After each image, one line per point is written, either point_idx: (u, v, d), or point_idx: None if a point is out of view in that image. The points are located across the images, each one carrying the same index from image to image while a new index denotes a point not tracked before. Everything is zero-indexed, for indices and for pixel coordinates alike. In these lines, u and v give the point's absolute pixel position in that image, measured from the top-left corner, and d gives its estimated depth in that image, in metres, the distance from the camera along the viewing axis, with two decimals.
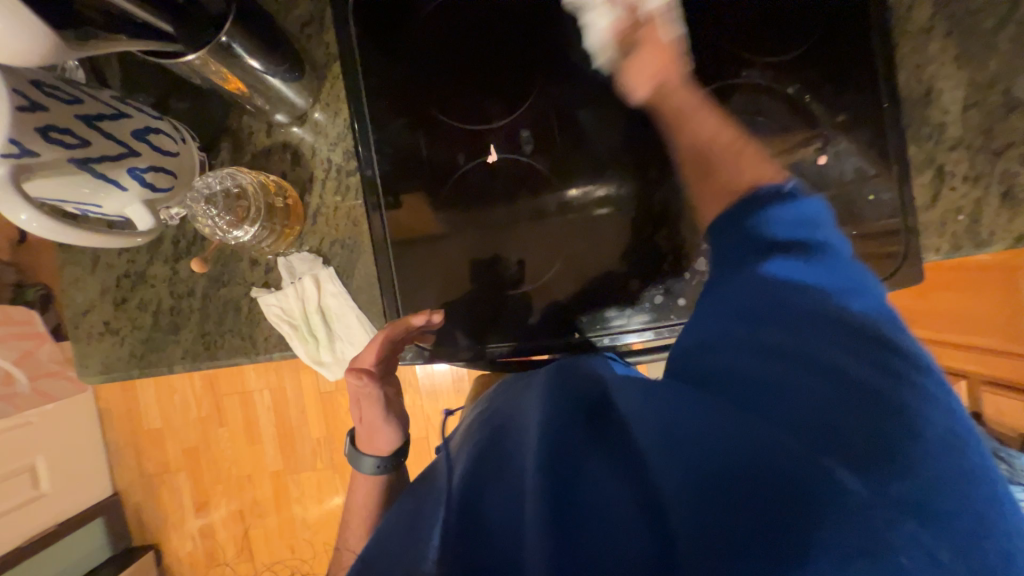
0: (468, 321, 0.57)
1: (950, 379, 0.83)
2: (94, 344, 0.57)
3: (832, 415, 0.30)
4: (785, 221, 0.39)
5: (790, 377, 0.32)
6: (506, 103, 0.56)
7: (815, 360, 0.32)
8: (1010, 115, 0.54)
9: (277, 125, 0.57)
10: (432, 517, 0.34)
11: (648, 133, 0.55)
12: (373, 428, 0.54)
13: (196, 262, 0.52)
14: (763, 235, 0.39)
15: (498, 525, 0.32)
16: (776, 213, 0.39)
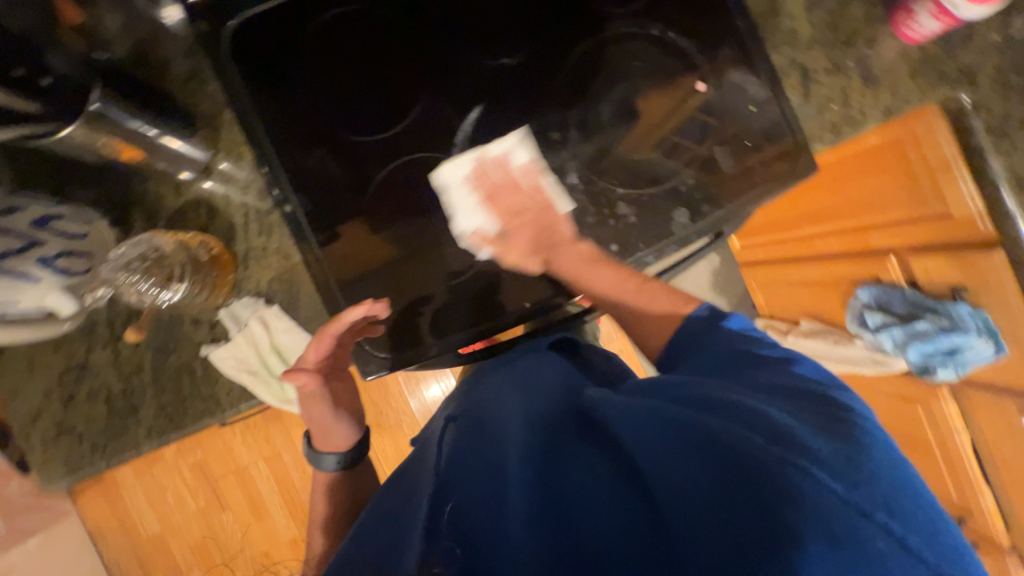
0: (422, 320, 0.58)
1: (882, 257, 0.88)
2: (50, 447, 0.55)
3: (783, 429, 0.37)
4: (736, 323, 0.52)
5: (745, 408, 0.40)
6: (401, 107, 0.58)
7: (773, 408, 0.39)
8: (845, 9, 0.61)
9: (185, 185, 0.57)
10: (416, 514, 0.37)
11: (540, 103, 0.59)
12: (324, 425, 0.58)
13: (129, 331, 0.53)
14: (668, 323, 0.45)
15: (483, 525, 0.36)
16: (724, 320, 0.53)
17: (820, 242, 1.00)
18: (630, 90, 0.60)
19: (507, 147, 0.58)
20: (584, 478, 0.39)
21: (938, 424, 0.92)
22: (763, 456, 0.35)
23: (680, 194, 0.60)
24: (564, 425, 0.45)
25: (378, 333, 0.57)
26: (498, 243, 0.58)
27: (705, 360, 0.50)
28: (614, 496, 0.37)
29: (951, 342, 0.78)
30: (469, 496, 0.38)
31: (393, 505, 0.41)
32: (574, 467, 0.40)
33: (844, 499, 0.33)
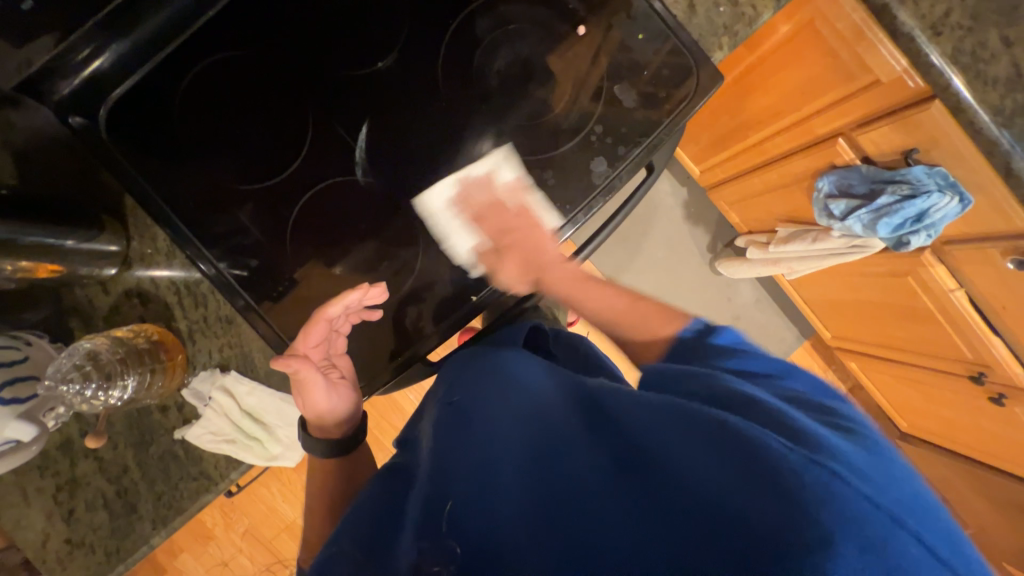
0: (377, 343, 0.59)
1: (830, 143, 0.86)
2: (68, 565, 0.57)
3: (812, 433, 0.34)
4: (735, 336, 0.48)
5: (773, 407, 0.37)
6: (293, 142, 0.57)
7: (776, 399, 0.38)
8: None
9: (111, 281, 0.57)
10: (411, 508, 0.37)
11: (426, 93, 0.57)
12: (316, 407, 0.57)
13: (89, 440, 0.52)
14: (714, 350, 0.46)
15: (466, 514, 0.34)
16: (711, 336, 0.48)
17: (768, 145, 0.98)
18: (513, 54, 0.58)
19: (490, 164, 0.57)
20: (577, 471, 0.35)
21: (931, 289, 0.91)
22: (793, 461, 0.31)
23: (592, 144, 0.58)
24: (558, 418, 0.40)
25: (376, 319, 0.58)
26: (498, 259, 0.59)
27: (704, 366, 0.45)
28: (611, 492, 0.34)
29: (916, 208, 0.77)
30: (462, 491, 0.36)
31: (384, 512, 0.39)
32: (572, 460, 0.36)
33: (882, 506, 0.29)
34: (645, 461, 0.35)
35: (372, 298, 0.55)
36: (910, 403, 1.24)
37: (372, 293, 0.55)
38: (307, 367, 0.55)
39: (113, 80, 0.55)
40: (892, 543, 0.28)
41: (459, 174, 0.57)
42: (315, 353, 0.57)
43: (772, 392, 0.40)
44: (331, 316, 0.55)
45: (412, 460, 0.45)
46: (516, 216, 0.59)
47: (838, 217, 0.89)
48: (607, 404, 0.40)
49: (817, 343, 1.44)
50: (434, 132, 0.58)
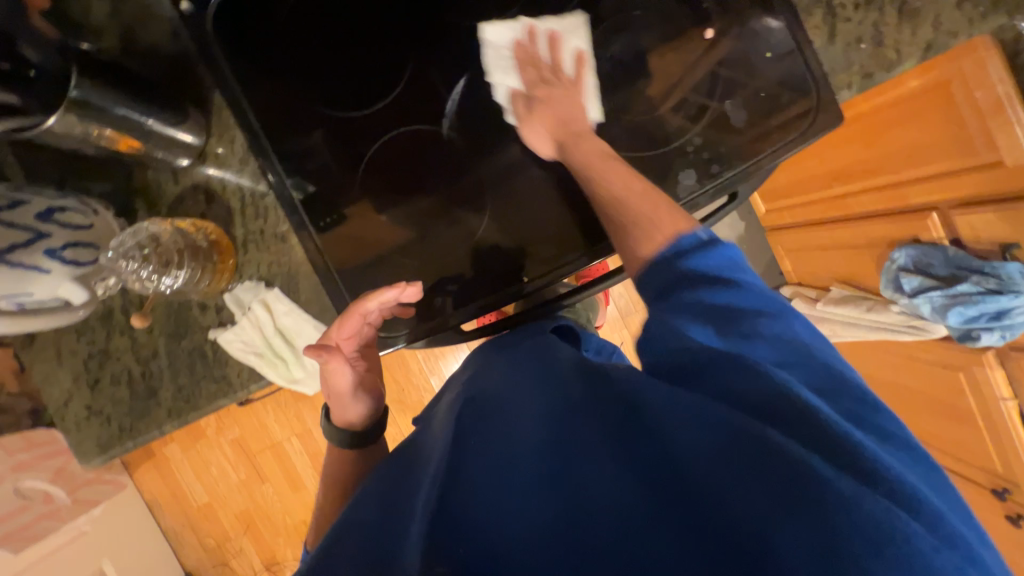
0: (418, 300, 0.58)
1: (921, 215, 0.81)
2: (83, 429, 0.59)
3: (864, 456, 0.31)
4: (721, 260, 0.43)
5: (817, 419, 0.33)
6: (389, 79, 0.56)
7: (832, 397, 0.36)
8: None
9: (183, 171, 0.58)
10: (418, 490, 0.37)
11: (532, 63, 0.55)
12: (341, 402, 0.57)
13: (135, 317, 0.55)
14: (694, 272, 0.42)
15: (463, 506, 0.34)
16: (705, 250, 0.43)
17: (849, 202, 0.93)
18: (630, 43, 0.55)
19: (562, 26, 0.55)
20: (599, 479, 0.34)
21: (982, 393, 0.86)
22: (828, 480, 0.30)
23: (686, 154, 0.55)
24: (567, 416, 0.39)
25: (409, 314, 0.58)
26: (530, 108, 0.55)
27: (693, 309, 0.40)
28: (633, 505, 0.32)
29: (999, 304, 0.73)
30: (471, 480, 0.36)
31: (389, 496, 0.40)
32: (593, 469, 0.35)
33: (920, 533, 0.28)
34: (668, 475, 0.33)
35: (407, 297, 0.54)
36: None
37: (411, 290, 0.53)
38: (338, 359, 0.55)
39: None
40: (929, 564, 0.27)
41: (518, 65, 0.56)
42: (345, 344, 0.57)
43: (811, 378, 0.37)
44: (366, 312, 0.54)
45: (423, 444, 0.45)
46: (562, 75, 0.56)
47: (908, 293, 0.84)
48: (628, 399, 0.39)
49: None
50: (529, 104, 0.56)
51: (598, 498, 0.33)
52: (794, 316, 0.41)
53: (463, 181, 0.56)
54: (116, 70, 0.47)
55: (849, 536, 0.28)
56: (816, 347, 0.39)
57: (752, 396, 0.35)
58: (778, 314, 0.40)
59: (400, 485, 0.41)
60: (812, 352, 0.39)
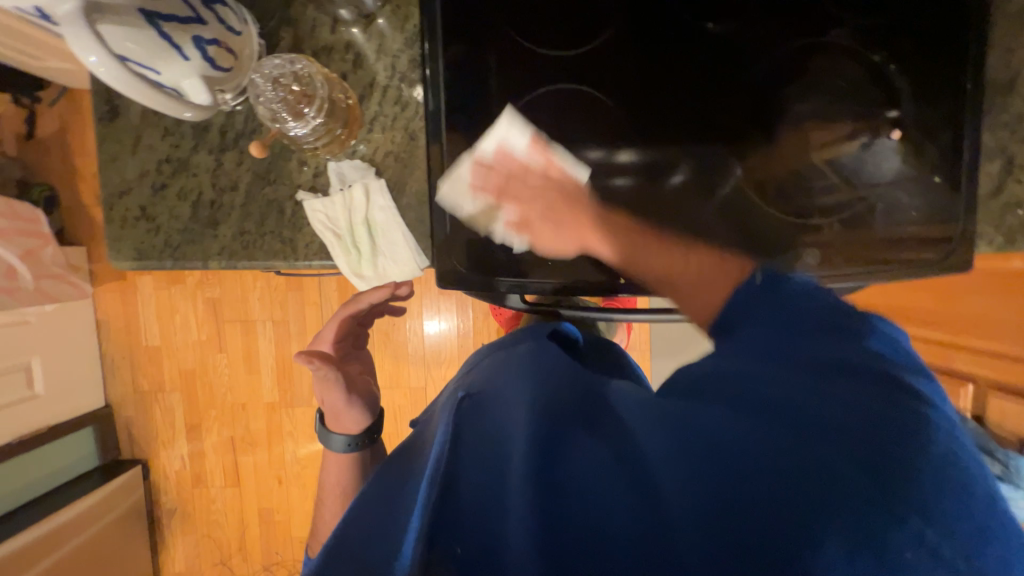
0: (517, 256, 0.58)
1: (956, 383, 0.85)
2: (127, 228, 0.55)
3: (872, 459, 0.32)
4: (808, 300, 0.40)
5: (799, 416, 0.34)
6: (585, 32, 0.54)
7: (837, 405, 0.34)
8: None
9: (341, 23, 0.54)
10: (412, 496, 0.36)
11: (724, 81, 0.54)
12: (337, 410, 0.59)
13: (257, 146, 0.51)
14: (793, 302, 0.40)
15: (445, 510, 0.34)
16: (786, 284, 0.40)
17: (894, 341, 0.93)
18: (820, 107, 0.55)
19: (501, 135, 0.54)
20: (574, 479, 0.35)
21: None
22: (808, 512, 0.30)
23: (821, 235, 0.56)
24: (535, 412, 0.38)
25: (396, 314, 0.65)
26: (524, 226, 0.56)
27: (773, 328, 0.39)
28: (618, 509, 0.34)
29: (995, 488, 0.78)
30: (465, 480, 0.36)
31: (387, 489, 0.39)
32: (558, 465, 0.35)
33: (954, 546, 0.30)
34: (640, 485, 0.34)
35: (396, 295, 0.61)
36: None
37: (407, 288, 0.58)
38: (328, 363, 0.58)
39: None
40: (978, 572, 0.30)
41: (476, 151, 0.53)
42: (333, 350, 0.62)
43: (868, 391, 0.34)
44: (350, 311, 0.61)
45: (420, 439, 0.44)
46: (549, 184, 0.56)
47: None
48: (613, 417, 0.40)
49: None
50: (703, 121, 0.55)
51: (576, 505, 0.34)
52: (894, 334, 0.41)
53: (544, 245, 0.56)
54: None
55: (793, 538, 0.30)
56: (898, 374, 0.36)
57: (782, 406, 0.34)
58: (840, 333, 0.39)
59: (398, 482, 0.39)
60: (898, 383, 0.36)
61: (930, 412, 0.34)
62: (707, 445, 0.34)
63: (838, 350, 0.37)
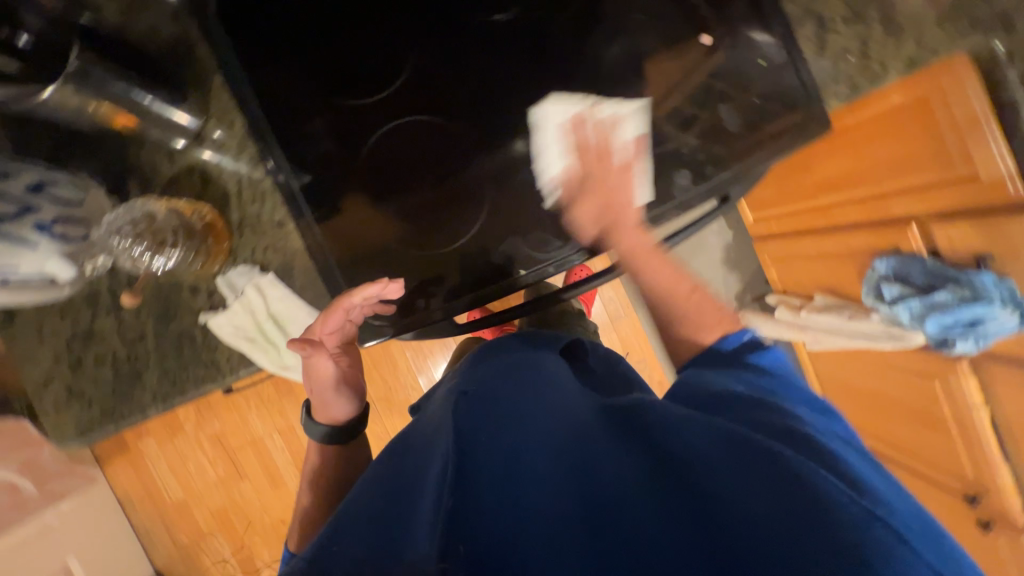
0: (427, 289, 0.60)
1: (902, 226, 0.83)
2: (63, 410, 0.57)
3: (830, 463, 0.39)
4: (736, 341, 0.52)
5: (801, 441, 0.41)
6: (392, 66, 0.56)
7: (777, 426, 0.42)
8: None
9: (178, 153, 0.57)
10: (422, 497, 0.37)
11: (534, 58, 0.57)
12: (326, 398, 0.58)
13: (127, 296, 0.54)
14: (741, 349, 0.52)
15: (471, 506, 0.35)
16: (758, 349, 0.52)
17: (836, 211, 0.96)
18: (633, 43, 0.57)
19: (617, 110, 0.56)
20: (612, 480, 0.38)
21: (956, 402, 0.88)
22: (828, 496, 0.34)
23: (683, 155, 0.57)
24: (576, 425, 0.43)
25: (389, 313, 0.58)
26: (575, 196, 0.56)
27: (715, 376, 0.49)
28: (655, 502, 0.36)
29: (972, 313, 0.73)
30: (484, 508, 0.35)
31: (382, 499, 0.40)
32: (601, 463, 0.39)
33: (897, 536, 0.32)
34: (709, 515, 0.34)
35: (389, 293, 0.55)
36: None
37: (394, 287, 0.54)
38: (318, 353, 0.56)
39: None
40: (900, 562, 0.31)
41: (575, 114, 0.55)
42: (329, 344, 0.57)
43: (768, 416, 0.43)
44: (350, 308, 0.55)
45: (424, 445, 0.44)
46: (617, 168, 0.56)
47: (887, 301, 0.86)
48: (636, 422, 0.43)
49: None
50: (539, 100, 0.57)
51: (608, 482, 0.38)
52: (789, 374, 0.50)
53: (576, 214, 0.56)
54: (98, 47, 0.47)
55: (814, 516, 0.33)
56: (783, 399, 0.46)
57: (766, 426, 0.42)
58: (780, 379, 0.49)
59: (402, 484, 0.41)
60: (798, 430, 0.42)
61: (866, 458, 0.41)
62: (700, 443, 0.39)
63: (756, 403, 0.44)
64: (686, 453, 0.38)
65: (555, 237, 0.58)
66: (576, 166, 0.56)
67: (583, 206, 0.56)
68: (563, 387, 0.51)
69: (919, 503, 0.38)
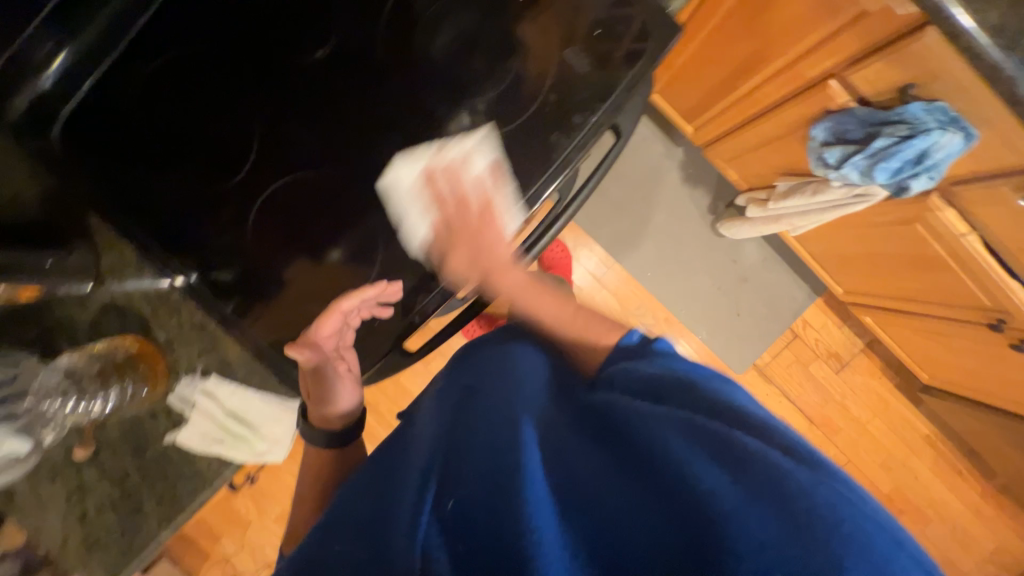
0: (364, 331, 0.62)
1: (821, 85, 0.79)
2: (88, 564, 0.60)
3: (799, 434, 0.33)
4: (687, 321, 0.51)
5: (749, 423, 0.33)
6: (242, 141, 0.57)
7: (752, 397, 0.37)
8: None
9: (88, 297, 0.59)
10: (405, 507, 0.39)
11: (371, 79, 0.57)
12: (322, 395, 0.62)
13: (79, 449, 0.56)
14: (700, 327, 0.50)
15: (453, 511, 0.36)
16: None
17: (757, 95, 0.93)
18: (458, 27, 0.57)
19: (469, 146, 0.55)
20: (575, 473, 0.36)
21: (942, 236, 0.83)
22: (783, 467, 0.29)
23: (548, 112, 0.57)
24: (544, 421, 0.42)
25: (386, 316, 0.59)
26: (493, 211, 0.59)
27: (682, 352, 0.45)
28: (615, 493, 0.34)
29: (916, 148, 0.69)
30: (465, 503, 0.37)
31: (368, 501, 0.43)
32: (572, 457, 0.37)
33: (880, 525, 0.27)
34: (671, 497, 0.31)
35: (387, 295, 0.57)
36: (927, 353, 1.22)
37: (389, 289, 0.56)
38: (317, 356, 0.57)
39: (61, 98, 0.54)
40: (893, 562, 0.25)
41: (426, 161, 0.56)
42: (327, 344, 0.59)
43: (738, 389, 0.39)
44: (347, 310, 0.56)
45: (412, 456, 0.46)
46: (478, 215, 0.59)
47: (836, 166, 0.81)
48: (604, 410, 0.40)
49: (828, 298, 1.43)
50: (398, 114, 0.57)
51: (577, 474, 0.36)
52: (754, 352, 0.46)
53: (454, 266, 0.61)
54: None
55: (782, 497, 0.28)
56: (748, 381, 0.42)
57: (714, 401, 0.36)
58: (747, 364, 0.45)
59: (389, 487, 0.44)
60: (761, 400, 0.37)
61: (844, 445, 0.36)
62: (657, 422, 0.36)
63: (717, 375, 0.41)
64: (654, 436, 0.35)
65: None
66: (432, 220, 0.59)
67: (449, 254, 0.60)
68: (544, 383, 0.48)
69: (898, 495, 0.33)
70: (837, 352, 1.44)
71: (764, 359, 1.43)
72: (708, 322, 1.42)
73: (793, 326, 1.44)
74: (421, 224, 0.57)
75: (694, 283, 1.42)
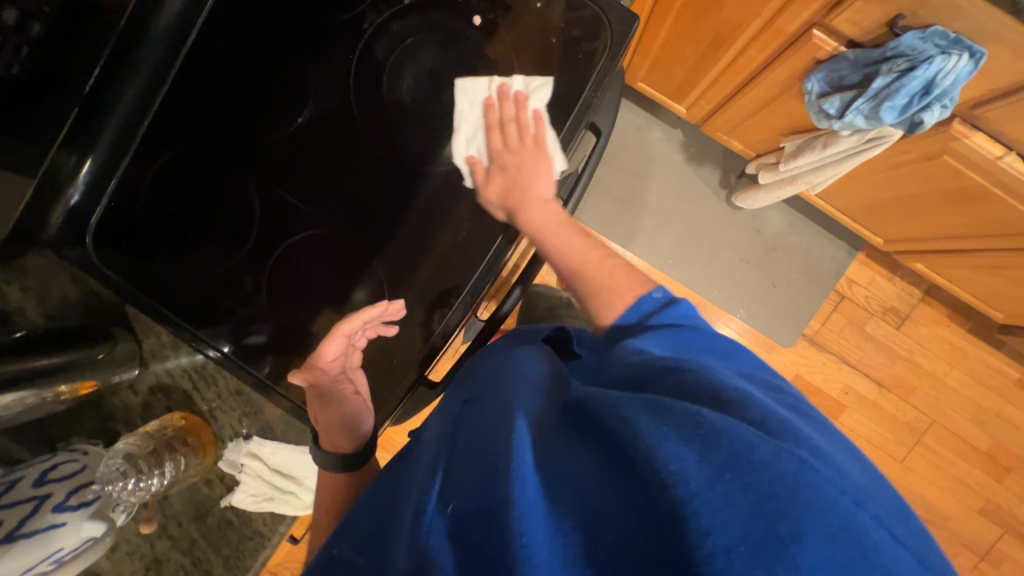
0: (386, 371, 0.63)
1: (806, 37, 0.75)
2: None
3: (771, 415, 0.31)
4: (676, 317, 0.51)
5: (728, 396, 0.32)
6: (240, 213, 0.61)
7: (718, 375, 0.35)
8: None
9: (137, 381, 0.65)
10: (405, 519, 0.38)
11: (345, 132, 0.60)
12: (330, 427, 0.62)
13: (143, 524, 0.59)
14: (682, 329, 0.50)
15: (449, 518, 0.34)
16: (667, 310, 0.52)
17: (742, 60, 0.90)
18: (420, 65, 0.59)
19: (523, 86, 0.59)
20: (557, 461, 0.32)
21: (976, 163, 0.77)
22: (747, 441, 0.27)
23: None
24: (533, 414, 0.37)
25: (392, 335, 0.62)
26: (485, 171, 0.61)
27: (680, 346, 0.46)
28: (594, 479, 0.31)
29: (920, 80, 0.65)
30: (456, 497, 0.34)
31: (376, 518, 0.44)
32: (552, 447, 0.34)
33: (839, 487, 0.26)
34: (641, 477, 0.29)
35: (390, 314, 0.59)
36: (997, 291, 1.10)
37: (391, 308, 0.58)
38: (323, 379, 0.60)
39: (86, 212, 0.58)
40: (848, 527, 0.25)
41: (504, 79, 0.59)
42: (333, 366, 0.61)
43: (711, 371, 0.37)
44: (350, 331, 0.58)
45: (410, 470, 0.46)
46: (533, 138, 0.61)
47: (838, 114, 0.78)
48: (584, 398, 0.36)
49: (870, 252, 1.34)
50: (377, 163, 0.60)
51: (558, 460, 0.33)
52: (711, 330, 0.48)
53: (490, 192, 0.61)
54: (20, 348, 0.52)
55: (760, 482, 0.26)
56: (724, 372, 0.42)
57: (689, 381, 0.35)
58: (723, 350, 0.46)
59: (397, 499, 0.43)
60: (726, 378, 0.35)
61: (813, 418, 0.36)
62: (629, 402, 0.32)
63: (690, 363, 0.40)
64: (623, 420, 0.31)
65: (471, 260, 0.59)
66: (487, 125, 0.61)
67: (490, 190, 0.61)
68: (535, 377, 0.44)
69: (884, 476, 0.33)
70: (894, 306, 1.33)
71: (813, 327, 1.34)
72: (743, 300, 1.36)
73: (837, 288, 1.35)
74: (429, 256, 0.60)
75: (718, 262, 1.37)
